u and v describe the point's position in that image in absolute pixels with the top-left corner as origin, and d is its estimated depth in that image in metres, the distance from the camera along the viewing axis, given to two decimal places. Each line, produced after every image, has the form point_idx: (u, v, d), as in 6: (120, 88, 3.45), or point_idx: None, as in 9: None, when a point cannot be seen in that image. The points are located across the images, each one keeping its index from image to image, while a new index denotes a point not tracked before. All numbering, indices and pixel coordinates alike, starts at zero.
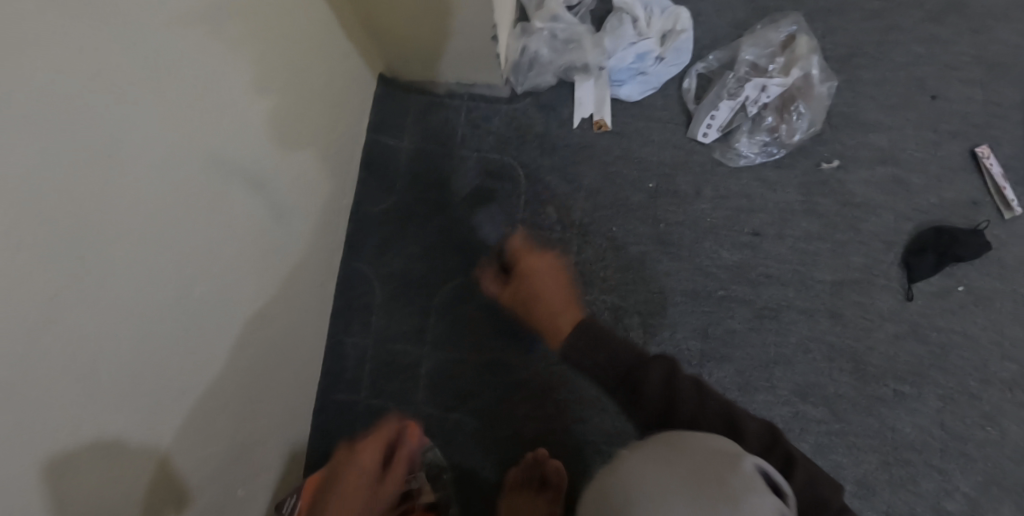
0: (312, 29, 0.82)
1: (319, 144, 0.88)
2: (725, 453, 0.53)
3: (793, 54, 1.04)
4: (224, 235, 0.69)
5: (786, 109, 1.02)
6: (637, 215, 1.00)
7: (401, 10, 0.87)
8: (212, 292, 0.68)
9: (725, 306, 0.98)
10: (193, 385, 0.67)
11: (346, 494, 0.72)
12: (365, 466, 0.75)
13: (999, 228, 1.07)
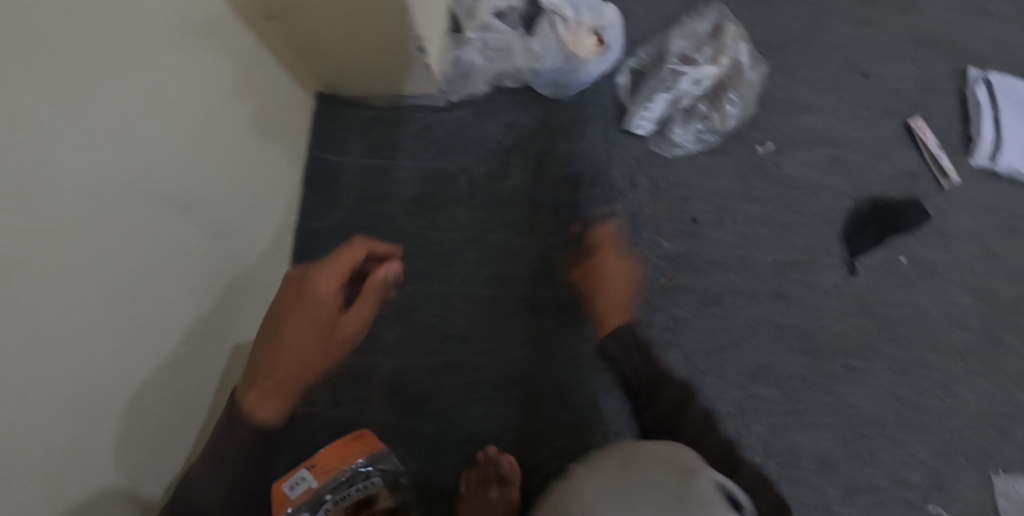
0: (242, 50, 0.85)
1: (257, 166, 0.91)
2: (680, 467, 0.61)
3: (720, 44, 1.08)
4: (158, 254, 0.71)
5: (716, 97, 1.07)
6: (577, 211, 1.02)
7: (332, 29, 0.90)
8: (149, 309, 0.70)
9: (669, 295, 1.00)
10: (131, 399, 0.68)
11: (301, 334, 0.68)
12: (323, 299, 0.69)
13: (939, 200, 1.10)
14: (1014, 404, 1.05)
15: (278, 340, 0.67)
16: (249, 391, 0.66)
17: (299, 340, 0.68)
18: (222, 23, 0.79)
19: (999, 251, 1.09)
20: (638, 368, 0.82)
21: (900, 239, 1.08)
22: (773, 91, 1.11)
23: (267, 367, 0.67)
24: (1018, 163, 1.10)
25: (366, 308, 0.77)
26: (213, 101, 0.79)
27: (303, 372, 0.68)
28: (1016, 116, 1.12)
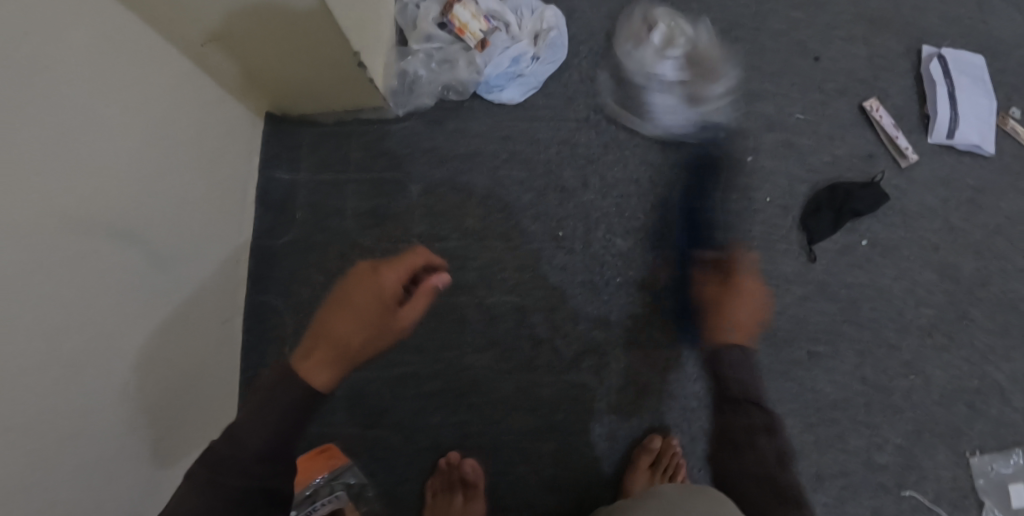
0: (180, 79, 0.86)
1: (202, 190, 0.91)
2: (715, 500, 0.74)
3: (683, 35, 1.09)
4: (101, 286, 0.72)
5: (698, 81, 1.09)
6: (530, 214, 1.03)
7: (268, 51, 0.90)
8: (93, 342, 0.71)
9: (624, 292, 1.02)
10: (81, 431, 0.69)
11: (353, 308, 0.76)
12: (385, 288, 0.78)
13: (897, 178, 1.09)
14: (982, 378, 1.05)
15: (337, 315, 0.76)
16: (308, 356, 0.74)
17: (357, 317, 0.75)
18: (151, 54, 0.80)
19: (959, 224, 1.09)
20: (741, 383, 0.87)
21: (860, 220, 1.07)
22: (723, 81, 1.10)
23: (323, 335, 0.75)
24: (975, 136, 1.10)
25: (421, 303, 0.81)
26: (148, 126, 0.79)
27: (356, 345, 0.75)
28: (970, 91, 1.12)
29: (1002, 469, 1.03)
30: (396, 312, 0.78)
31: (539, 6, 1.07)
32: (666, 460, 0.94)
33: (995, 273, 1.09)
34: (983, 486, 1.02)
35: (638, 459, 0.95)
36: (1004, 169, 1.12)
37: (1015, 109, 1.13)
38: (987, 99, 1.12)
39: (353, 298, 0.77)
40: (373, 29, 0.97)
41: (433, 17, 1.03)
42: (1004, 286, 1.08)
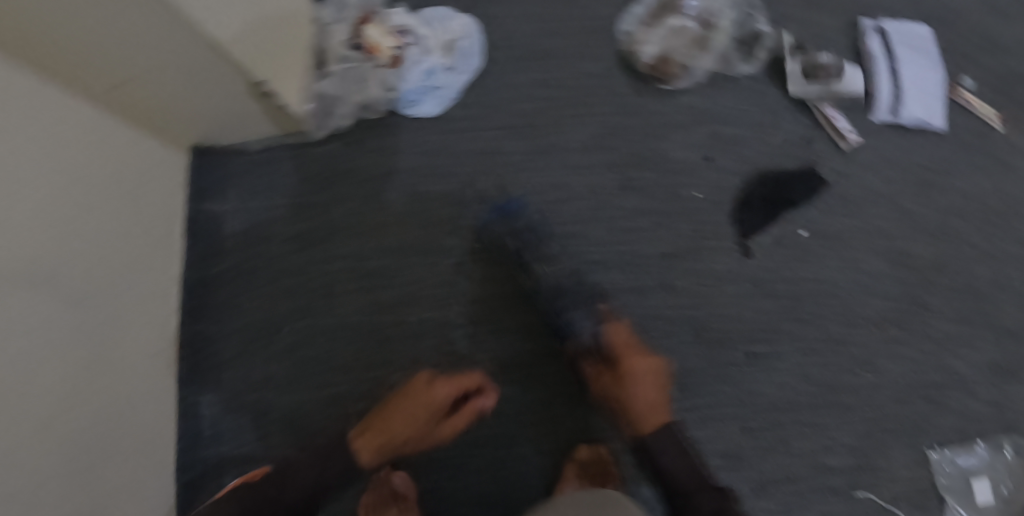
0: (90, 122, 0.88)
1: (117, 229, 0.93)
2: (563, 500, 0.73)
3: (658, 26, 1.06)
4: (20, 324, 0.74)
5: (694, 41, 1.06)
6: (448, 230, 1.02)
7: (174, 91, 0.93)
8: (17, 375, 0.72)
9: (550, 301, 0.98)
10: (11, 465, 0.70)
11: (403, 414, 0.84)
12: (434, 402, 0.86)
13: (838, 163, 1.04)
14: (941, 369, 0.99)
15: (387, 413, 0.85)
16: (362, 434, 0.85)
17: (402, 422, 0.84)
18: (57, 100, 0.82)
19: (909, 207, 1.03)
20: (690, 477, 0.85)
21: (798, 211, 1.02)
22: (708, 18, 1.07)
23: (374, 427, 0.84)
24: (920, 112, 1.05)
25: (462, 422, 0.89)
26: (54, 176, 0.81)
27: (398, 445, 0.84)
28: (914, 63, 1.07)
29: (963, 464, 0.97)
30: (434, 427, 0.87)
31: (452, 18, 1.07)
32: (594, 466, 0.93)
33: (951, 256, 1.02)
34: (944, 484, 0.97)
35: (565, 469, 0.94)
36: (957, 145, 1.06)
37: (967, 78, 1.09)
38: (935, 71, 1.07)
39: (401, 406, 0.85)
40: (286, 53, 0.97)
41: (345, 40, 1.05)
42: (962, 270, 1.02)
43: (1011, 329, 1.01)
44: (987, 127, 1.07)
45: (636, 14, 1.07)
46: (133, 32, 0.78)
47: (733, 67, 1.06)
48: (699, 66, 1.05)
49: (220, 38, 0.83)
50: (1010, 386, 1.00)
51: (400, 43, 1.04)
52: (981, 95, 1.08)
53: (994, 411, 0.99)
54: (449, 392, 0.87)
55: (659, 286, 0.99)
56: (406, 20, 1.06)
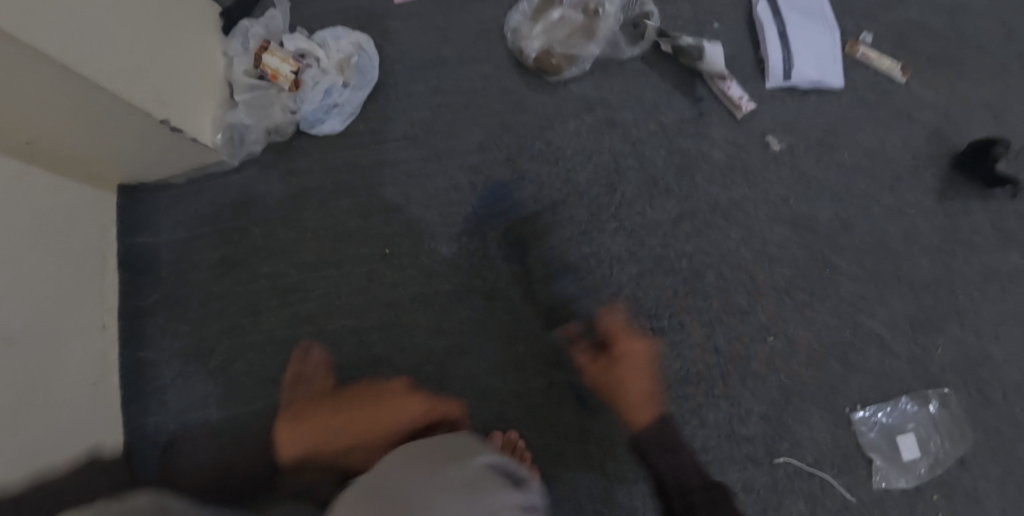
0: (19, 169, 0.93)
1: (48, 271, 0.98)
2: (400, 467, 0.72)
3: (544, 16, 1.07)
4: None
5: (578, 27, 1.06)
6: (358, 239, 1.06)
7: (93, 132, 0.97)
8: None
9: (456, 299, 1.01)
10: None
11: (345, 418, 1.00)
12: (395, 417, 0.97)
13: (733, 134, 1.04)
14: (855, 328, 0.99)
15: (325, 415, 1.01)
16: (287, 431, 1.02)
17: (341, 426, 0.99)
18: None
19: (810, 170, 1.04)
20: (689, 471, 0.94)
21: (698, 184, 1.03)
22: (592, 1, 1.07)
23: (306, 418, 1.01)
24: (814, 74, 1.04)
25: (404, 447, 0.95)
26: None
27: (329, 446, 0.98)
28: (805, 26, 1.06)
29: (886, 420, 0.96)
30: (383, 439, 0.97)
31: (346, 35, 1.11)
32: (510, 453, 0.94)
33: (856, 214, 1.03)
34: (869, 443, 0.95)
35: None
36: (856, 103, 1.07)
37: (866, 33, 1.10)
38: (828, 31, 1.07)
39: (346, 412, 1.00)
40: (184, 87, 1.03)
41: (248, 70, 1.11)
42: (870, 227, 1.03)
43: (925, 281, 1.01)
44: (888, 80, 1.08)
45: (522, 9, 1.09)
46: (32, 85, 0.84)
47: (620, 51, 1.07)
48: (586, 52, 1.06)
49: (108, 84, 0.89)
50: (929, 338, 0.99)
51: (298, 66, 1.08)
52: (879, 49, 1.09)
53: (915, 366, 0.98)
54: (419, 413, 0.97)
55: (561, 271, 1.00)
56: (301, 41, 1.09)
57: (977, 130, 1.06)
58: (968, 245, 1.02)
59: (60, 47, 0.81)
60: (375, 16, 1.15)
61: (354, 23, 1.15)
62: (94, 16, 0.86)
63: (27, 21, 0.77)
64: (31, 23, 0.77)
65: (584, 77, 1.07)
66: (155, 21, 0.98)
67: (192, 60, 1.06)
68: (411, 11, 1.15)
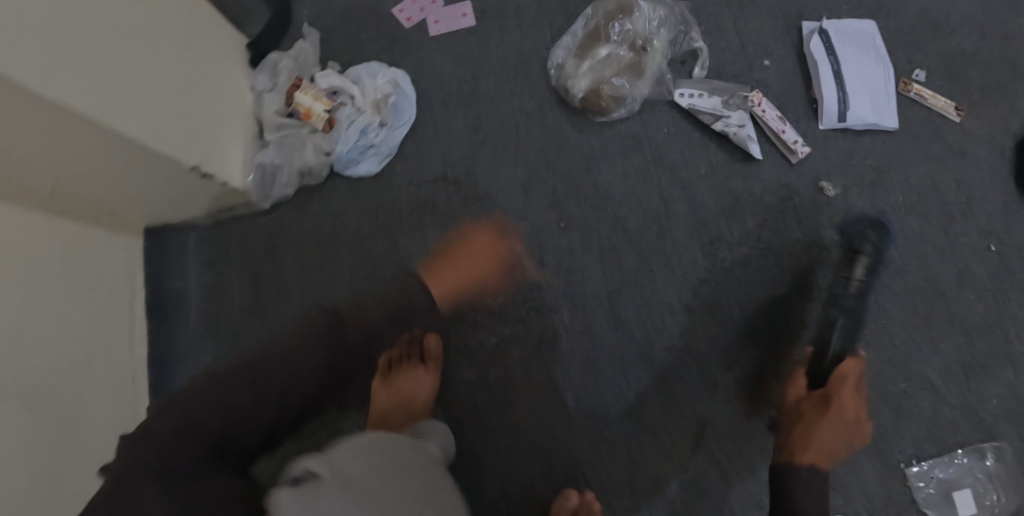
0: (38, 222, 0.89)
1: (75, 323, 0.94)
2: None
3: (590, 54, 1.02)
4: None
5: (624, 66, 1.02)
6: (396, 285, 1.02)
7: (120, 181, 0.94)
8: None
9: (500, 350, 0.98)
10: None
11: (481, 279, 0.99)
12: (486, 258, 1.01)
13: (786, 176, 1.01)
14: (909, 379, 0.96)
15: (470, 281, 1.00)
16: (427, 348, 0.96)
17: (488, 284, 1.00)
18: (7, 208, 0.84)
19: (861, 213, 1.00)
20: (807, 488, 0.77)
21: (749, 230, 0.99)
22: (640, 39, 1.03)
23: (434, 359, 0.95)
24: (869, 114, 1.01)
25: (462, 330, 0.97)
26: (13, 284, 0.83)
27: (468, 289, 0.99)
28: (860, 63, 1.03)
29: (943, 475, 0.94)
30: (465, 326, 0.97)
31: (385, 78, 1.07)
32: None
33: (909, 258, 0.99)
34: (926, 499, 0.93)
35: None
36: (911, 142, 1.03)
37: (920, 71, 1.05)
38: (881, 67, 1.03)
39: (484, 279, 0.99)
40: (211, 128, 1.00)
41: (279, 108, 1.08)
42: (925, 273, 0.99)
43: (978, 325, 0.97)
44: (942, 120, 1.03)
45: (567, 44, 1.05)
46: (60, 139, 0.80)
47: (669, 88, 1.03)
48: (634, 91, 1.01)
49: (138, 136, 0.85)
50: (982, 385, 0.95)
51: (332, 105, 1.05)
52: (933, 86, 1.05)
53: (969, 414, 0.95)
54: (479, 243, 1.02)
55: (609, 322, 0.98)
56: (336, 79, 1.07)
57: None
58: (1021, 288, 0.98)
59: (91, 103, 0.77)
60: (409, 49, 1.11)
61: (387, 57, 1.11)
62: (122, 66, 0.82)
63: (58, 77, 0.73)
64: (64, 83, 0.73)
65: (633, 116, 1.03)
66: (179, 62, 0.94)
67: (215, 98, 1.02)
68: (446, 44, 1.10)
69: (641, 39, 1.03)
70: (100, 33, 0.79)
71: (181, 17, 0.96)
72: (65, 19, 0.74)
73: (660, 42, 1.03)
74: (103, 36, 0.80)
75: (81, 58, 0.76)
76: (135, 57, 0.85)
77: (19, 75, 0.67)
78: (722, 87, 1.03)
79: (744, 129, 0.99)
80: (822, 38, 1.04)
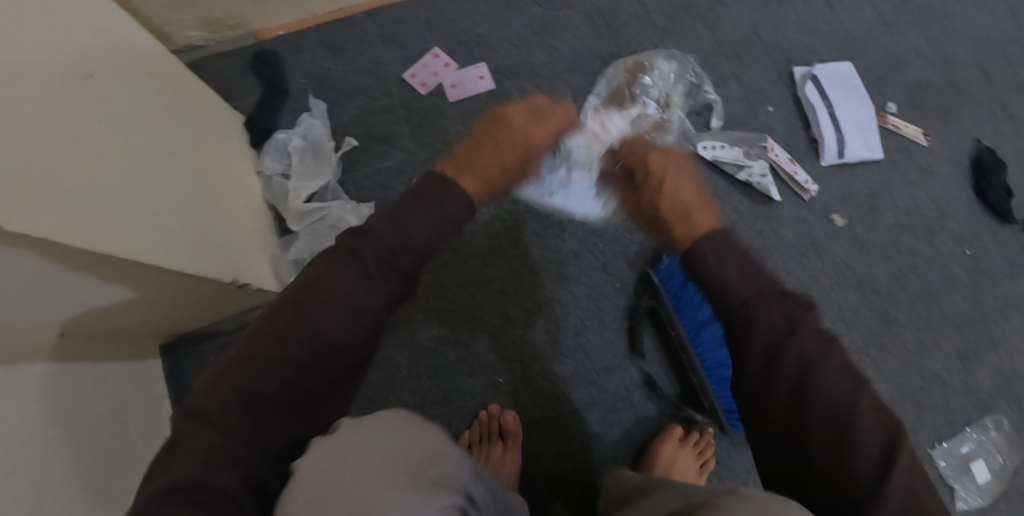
0: (65, 370, 0.80)
1: (118, 468, 0.85)
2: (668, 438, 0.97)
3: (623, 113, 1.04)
4: None
5: (654, 123, 1.05)
6: (461, 369, 1.00)
7: (154, 308, 0.87)
8: None
9: (577, 417, 1.00)
10: None
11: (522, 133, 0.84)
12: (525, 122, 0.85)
13: (802, 212, 1.11)
14: (923, 375, 1.09)
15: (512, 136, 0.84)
16: (487, 415, 0.98)
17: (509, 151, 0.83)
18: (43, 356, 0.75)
19: (865, 237, 1.12)
20: (740, 284, 0.65)
21: (779, 266, 1.09)
22: (662, 96, 1.09)
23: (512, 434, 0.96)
24: (861, 149, 1.13)
25: (516, 142, 0.84)
26: (42, 454, 0.72)
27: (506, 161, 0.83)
28: (847, 102, 1.15)
29: (962, 451, 1.06)
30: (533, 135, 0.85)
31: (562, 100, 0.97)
32: (695, 436, 0.99)
33: (909, 272, 1.12)
34: (949, 473, 1.05)
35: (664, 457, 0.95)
36: (896, 167, 1.15)
37: (890, 103, 1.18)
38: (864, 105, 1.15)
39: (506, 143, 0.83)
40: (237, 237, 0.92)
41: (300, 196, 1.01)
42: (925, 282, 1.12)
43: (967, 320, 1.11)
44: (914, 145, 1.16)
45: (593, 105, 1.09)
46: (84, 279, 0.70)
47: (692, 141, 1.10)
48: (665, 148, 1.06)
49: (178, 264, 0.76)
50: (977, 369, 1.09)
51: None
52: (903, 115, 1.18)
53: (976, 400, 1.08)
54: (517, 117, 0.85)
55: (674, 373, 1.02)
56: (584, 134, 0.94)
57: (999, 175, 1.15)
58: (992, 282, 1.13)
59: (128, 241, 0.68)
60: (430, 114, 1.09)
61: (407, 126, 1.09)
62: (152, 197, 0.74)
63: (102, 231, 0.65)
64: (110, 232, 0.66)
65: None
66: (195, 168, 0.86)
67: (235, 198, 0.95)
68: (466, 111, 1.09)
69: (665, 95, 1.09)
70: (114, 158, 0.70)
71: (185, 118, 0.87)
72: (88, 163, 0.66)
73: (681, 98, 1.10)
74: (124, 162, 0.71)
75: (109, 195, 0.67)
76: (152, 175, 0.76)
77: (56, 233, 0.59)
78: (739, 135, 1.12)
79: (767, 180, 1.09)
80: (814, 84, 1.15)
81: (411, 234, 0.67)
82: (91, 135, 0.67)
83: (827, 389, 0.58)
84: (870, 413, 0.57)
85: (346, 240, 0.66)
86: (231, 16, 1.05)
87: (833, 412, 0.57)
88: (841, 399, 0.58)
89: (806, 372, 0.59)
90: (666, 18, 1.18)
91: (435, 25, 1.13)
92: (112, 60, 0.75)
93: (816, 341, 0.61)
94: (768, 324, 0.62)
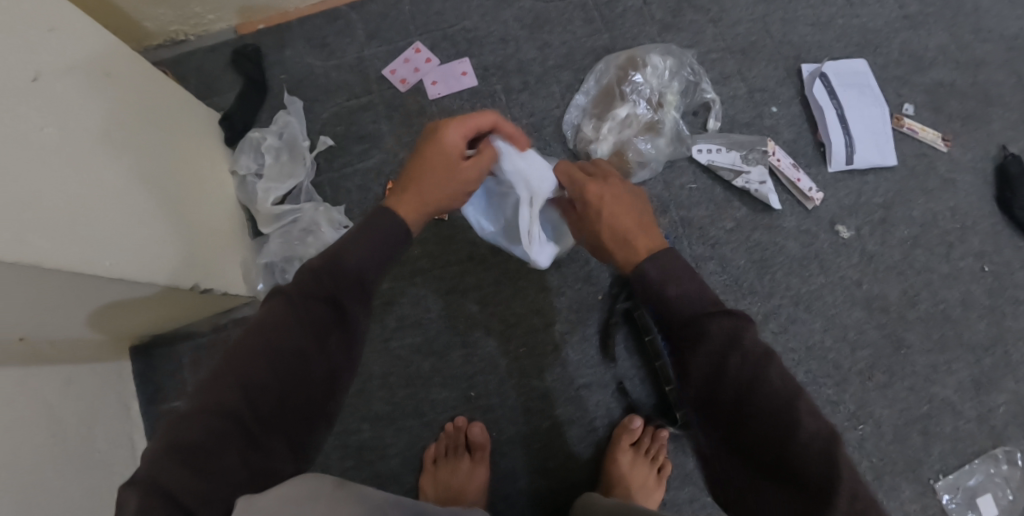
0: (26, 374, 0.78)
1: (83, 473, 0.84)
2: (624, 440, 0.93)
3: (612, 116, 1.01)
4: None
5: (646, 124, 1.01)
6: (435, 380, 0.96)
7: (122, 314, 0.85)
8: None
9: (556, 434, 0.95)
10: None
11: (441, 158, 0.70)
12: (450, 146, 0.70)
13: (805, 222, 1.04)
14: (931, 401, 1.01)
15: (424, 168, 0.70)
16: (451, 423, 0.95)
17: (424, 176, 0.70)
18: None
19: (874, 251, 1.05)
20: (682, 297, 0.55)
21: (778, 280, 1.02)
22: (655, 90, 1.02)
23: (478, 447, 0.93)
24: (872, 154, 1.05)
25: (429, 171, 0.70)
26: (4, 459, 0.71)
27: (438, 193, 0.70)
28: (859, 105, 1.07)
29: (969, 483, 0.98)
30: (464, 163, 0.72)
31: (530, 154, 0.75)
32: (647, 442, 0.94)
33: (921, 288, 1.04)
34: (954, 508, 0.97)
35: (618, 465, 0.91)
36: (911, 175, 1.07)
37: (909, 104, 1.09)
38: (878, 106, 1.07)
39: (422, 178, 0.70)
40: (204, 238, 0.90)
41: (271, 197, 0.99)
42: (937, 301, 1.04)
43: (983, 342, 1.03)
44: (932, 150, 1.08)
45: (580, 103, 1.04)
46: (32, 296, 0.67)
47: (687, 144, 1.04)
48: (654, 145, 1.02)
49: (131, 273, 0.74)
50: (991, 397, 1.01)
51: None
52: (921, 118, 1.09)
53: (987, 429, 1.01)
54: (456, 143, 0.70)
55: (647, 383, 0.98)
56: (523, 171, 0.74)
57: None
58: (1012, 302, 1.04)
59: (73, 251, 0.66)
60: (412, 112, 1.05)
61: (387, 125, 1.05)
62: (103, 204, 0.71)
63: (44, 240, 0.62)
64: (49, 240, 0.63)
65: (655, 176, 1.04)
66: (157, 169, 0.83)
67: (204, 202, 0.92)
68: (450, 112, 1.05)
69: (658, 89, 1.03)
70: (59, 163, 0.67)
71: (152, 118, 0.84)
72: (32, 164, 0.63)
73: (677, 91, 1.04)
74: (74, 165, 0.69)
75: (54, 201, 0.65)
76: (102, 179, 0.72)
77: None
78: (741, 135, 1.06)
79: (766, 186, 1.02)
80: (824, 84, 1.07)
81: (356, 256, 0.60)
82: (34, 139, 0.64)
83: (768, 396, 0.49)
84: (817, 421, 0.48)
85: (296, 282, 0.59)
86: (209, 10, 1.02)
87: (775, 416, 0.49)
88: (791, 400, 0.49)
89: (754, 377, 0.50)
90: (667, 11, 1.11)
91: (421, 19, 1.09)
92: (69, 55, 0.72)
93: (756, 349, 0.51)
94: (713, 335, 0.52)
